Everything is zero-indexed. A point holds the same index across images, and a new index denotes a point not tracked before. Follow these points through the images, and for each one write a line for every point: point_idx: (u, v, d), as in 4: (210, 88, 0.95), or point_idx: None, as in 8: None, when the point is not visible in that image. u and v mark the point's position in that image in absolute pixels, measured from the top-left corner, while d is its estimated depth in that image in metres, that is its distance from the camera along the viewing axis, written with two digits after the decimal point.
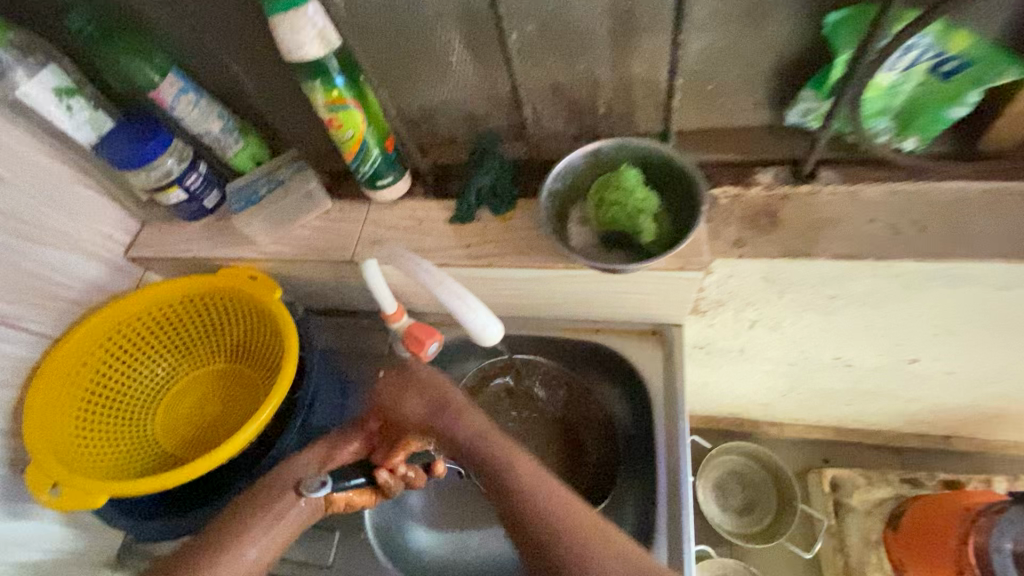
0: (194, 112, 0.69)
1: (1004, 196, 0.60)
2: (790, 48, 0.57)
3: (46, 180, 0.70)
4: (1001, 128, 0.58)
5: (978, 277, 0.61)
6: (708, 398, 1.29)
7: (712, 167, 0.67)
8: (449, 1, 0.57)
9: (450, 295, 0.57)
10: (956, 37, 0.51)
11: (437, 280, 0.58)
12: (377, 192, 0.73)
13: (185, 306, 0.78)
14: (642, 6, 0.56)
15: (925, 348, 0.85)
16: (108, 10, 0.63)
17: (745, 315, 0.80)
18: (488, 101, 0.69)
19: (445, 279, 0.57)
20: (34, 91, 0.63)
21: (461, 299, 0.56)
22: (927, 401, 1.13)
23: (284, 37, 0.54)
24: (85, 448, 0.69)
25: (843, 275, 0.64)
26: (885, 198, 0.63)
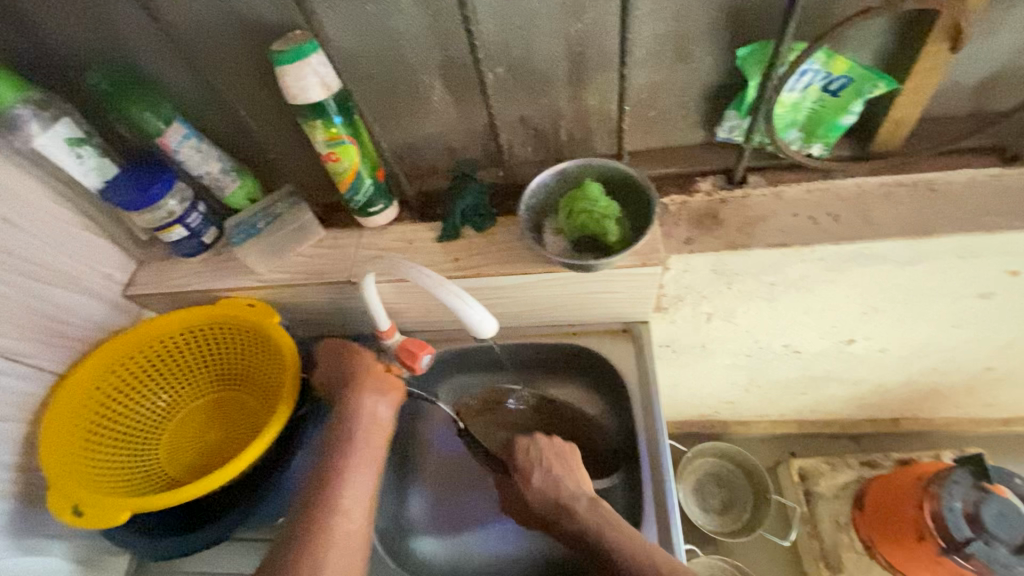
0: (196, 155, 0.76)
1: (898, 187, 0.74)
2: (713, 79, 0.70)
3: (53, 223, 0.74)
4: (885, 134, 0.72)
5: (885, 255, 0.74)
6: (680, 401, 1.38)
7: (660, 180, 0.79)
8: (431, 50, 0.68)
9: (450, 295, 0.65)
10: (837, 62, 0.63)
11: (437, 282, 0.65)
12: (370, 218, 0.81)
13: (185, 337, 0.82)
14: (592, 48, 0.68)
15: (858, 327, 0.97)
16: (122, 68, 0.71)
17: (702, 309, 0.91)
18: (466, 134, 0.79)
19: (445, 281, 0.65)
20: (49, 142, 0.68)
21: (459, 298, 0.64)
22: (872, 383, 1.25)
23: (290, 83, 0.63)
24: (95, 476, 0.71)
25: (778, 262, 0.76)
26: (804, 196, 0.75)
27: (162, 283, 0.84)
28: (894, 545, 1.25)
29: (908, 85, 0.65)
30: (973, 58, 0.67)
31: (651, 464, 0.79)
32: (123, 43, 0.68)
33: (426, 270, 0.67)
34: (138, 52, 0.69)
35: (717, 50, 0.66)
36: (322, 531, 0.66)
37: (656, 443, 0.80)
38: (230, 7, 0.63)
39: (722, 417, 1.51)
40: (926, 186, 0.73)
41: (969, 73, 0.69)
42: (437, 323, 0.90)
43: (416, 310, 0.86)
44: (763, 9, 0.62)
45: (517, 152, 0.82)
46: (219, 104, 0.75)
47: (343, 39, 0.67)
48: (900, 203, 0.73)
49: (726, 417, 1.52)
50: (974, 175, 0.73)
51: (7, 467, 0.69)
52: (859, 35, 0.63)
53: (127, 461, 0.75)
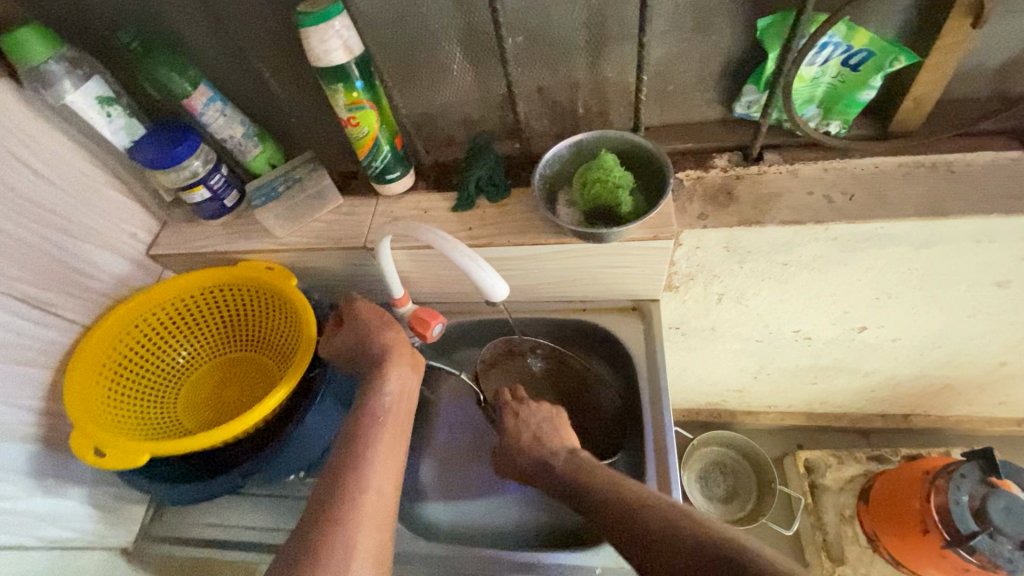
0: (220, 119, 0.78)
1: (916, 168, 0.73)
2: (732, 52, 0.70)
3: (82, 180, 0.77)
4: (905, 114, 0.72)
5: (900, 236, 0.74)
6: (687, 387, 1.38)
7: (675, 156, 0.79)
8: (451, 17, 0.69)
9: (464, 257, 0.66)
10: (858, 36, 0.63)
11: (453, 244, 0.67)
12: (387, 186, 0.82)
13: (205, 297, 0.84)
14: (611, 19, 0.68)
15: (870, 314, 0.97)
16: (152, 30, 0.73)
17: (713, 289, 0.92)
18: (484, 104, 0.80)
19: (459, 244, 0.67)
20: (79, 99, 0.71)
21: (472, 261, 0.66)
22: (883, 374, 1.24)
23: (314, 45, 0.64)
24: (117, 422, 0.74)
25: (791, 241, 0.76)
26: (821, 175, 0.75)
27: (183, 244, 0.86)
28: (899, 537, 1.25)
29: (930, 61, 0.65)
30: (998, 36, 0.66)
31: (654, 438, 0.81)
32: (153, 4, 0.70)
33: (441, 233, 0.69)
34: (167, 12, 0.71)
35: (737, 22, 0.66)
36: (325, 541, 0.61)
37: (660, 418, 0.81)
38: None
39: (730, 406, 1.51)
40: (944, 167, 0.73)
41: (994, 52, 0.68)
42: (448, 294, 0.92)
43: (428, 280, 0.88)
44: None
45: (534, 125, 0.82)
46: (244, 67, 0.77)
47: (367, 3, 0.68)
48: (918, 184, 0.72)
49: (733, 406, 1.52)
50: (995, 157, 0.72)
51: (34, 411, 0.72)
52: (882, 8, 0.63)
53: (148, 410, 0.78)
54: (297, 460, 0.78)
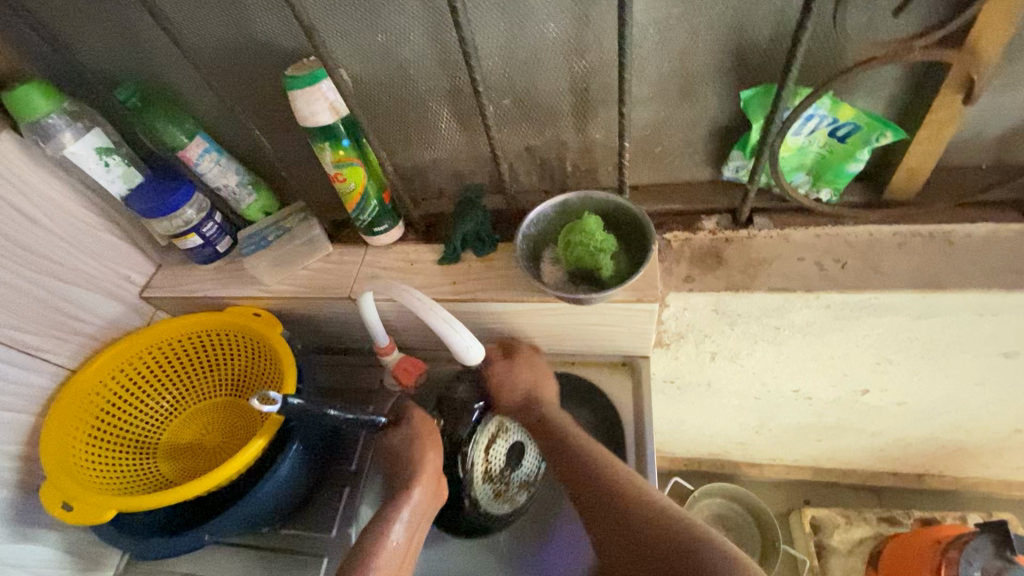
0: (215, 169, 0.79)
1: (913, 238, 0.70)
2: (718, 119, 0.69)
3: (78, 227, 0.79)
4: (899, 183, 0.70)
5: (895, 307, 0.71)
6: (687, 437, 1.34)
7: (663, 217, 0.78)
8: (439, 80, 0.70)
9: (439, 321, 0.66)
10: (844, 109, 0.62)
11: (428, 307, 0.66)
12: (375, 237, 0.82)
13: (192, 342, 0.84)
14: (596, 85, 0.68)
15: (872, 378, 0.93)
16: (152, 86, 0.75)
17: (705, 348, 0.89)
18: (472, 160, 0.80)
19: (435, 305, 0.66)
20: (79, 150, 0.72)
21: (448, 324, 0.66)
22: (891, 435, 1.18)
23: (300, 107, 0.65)
24: (93, 470, 0.74)
25: (782, 306, 0.74)
26: (813, 241, 0.73)
27: (176, 288, 0.87)
28: None
29: (921, 134, 0.63)
30: (993, 112, 0.64)
31: None
32: (152, 63, 0.72)
33: (419, 292, 0.68)
34: (165, 70, 0.73)
35: (723, 91, 0.66)
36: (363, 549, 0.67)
37: (645, 484, 0.77)
38: (250, 34, 0.67)
39: (733, 457, 1.45)
40: (943, 238, 0.70)
41: (991, 123, 0.66)
42: (435, 344, 0.90)
43: (414, 331, 0.87)
44: (768, 52, 0.61)
45: (523, 180, 0.82)
46: (239, 122, 0.78)
47: (355, 66, 0.69)
48: (913, 254, 0.70)
49: (737, 458, 1.46)
50: (997, 229, 0.69)
51: (11, 456, 0.73)
52: (870, 82, 0.62)
53: (126, 458, 0.78)
54: (275, 512, 0.78)
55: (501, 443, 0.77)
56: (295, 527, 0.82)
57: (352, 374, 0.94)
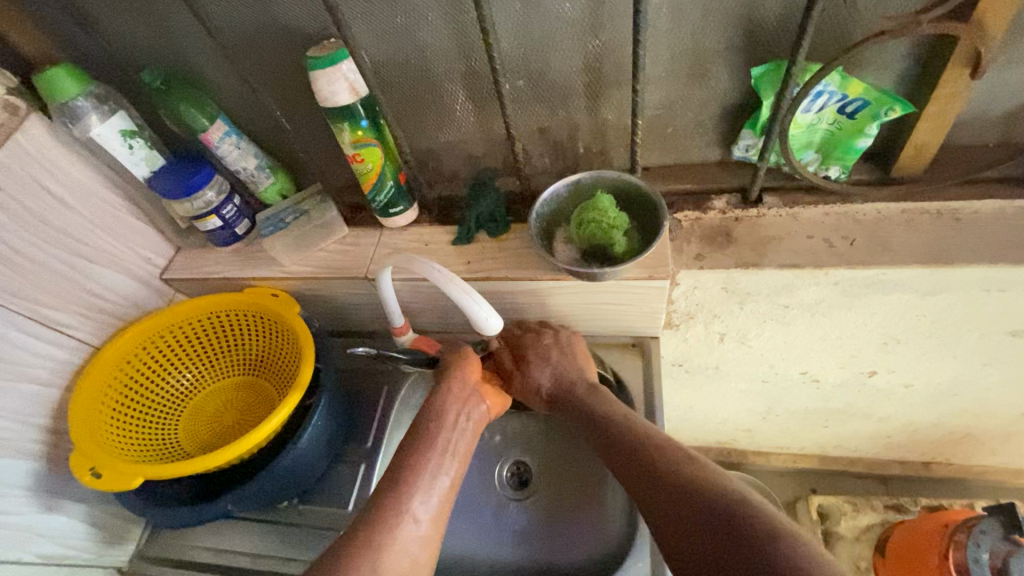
0: (235, 152, 0.81)
1: (919, 215, 0.72)
2: (729, 98, 0.71)
3: (102, 208, 0.81)
4: (906, 161, 0.71)
5: (903, 283, 0.72)
6: (694, 424, 1.35)
7: (674, 197, 0.80)
8: (456, 62, 0.71)
9: (459, 292, 0.67)
10: (853, 85, 0.63)
11: (448, 279, 0.68)
12: (390, 219, 0.84)
13: (212, 321, 0.86)
14: (609, 65, 0.70)
15: (879, 359, 0.94)
16: (175, 69, 0.77)
17: (714, 329, 0.90)
18: (486, 143, 0.82)
19: (455, 277, 0.67)
20: (105, 132, 0.74)
21: (468, 295, 0.67)
22: (898, 420, 1.19)
23: (321, 87, 0.67)
24: (118, 443, 0.76)
25: (791, 284, 0.75)
26: (821, 219, 0.74)
27: (196, 269, 0.89)
28: None
29: (929, 110, 0.65)
30: (998, 89, 0.66)
31: None
32: (177, 46, 0.74)
33: (437, 265, 0.69)
34: (189, 53, 0.75)
35: (734, 69, 0.67)
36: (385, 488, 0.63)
37: None
38: (273, 16, 0.69)
39: (740, 445, 1.46)
40: (949, 215, 0.71)
41: (996, 102, 0.67)
42: (447, 325, 0.92)
43: (427, 312, 0.89)
44: (779, 29, 0.63)
45: (535, 162, 0.84)
46: (259, 104, 0.80)
47: (375, 49, 0.71)
48: (921, 231, 0.71)
49: (744, 446, 1.47)
50: (1003, 206, 0.71)
51: (39, 428, 0.75)
52: (879, 59, 0.63)
53: (149, 432, 0.80)
54: (291, 488, 0.79)
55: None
56: (310, 503, 0.84)
57: (370, 357, 0.97)
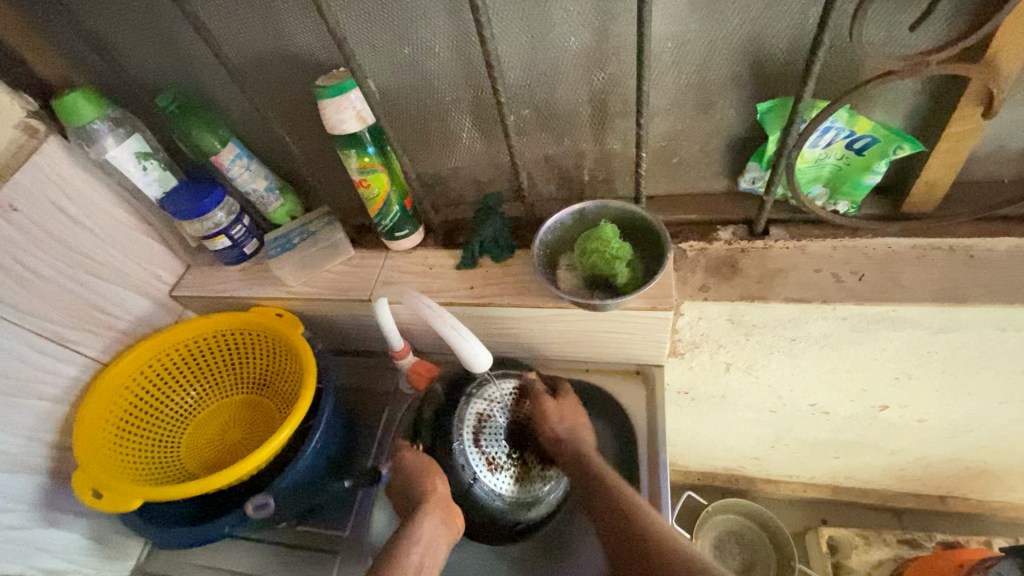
0: (245, 173, 0.82)
1: (932, 251, 0.70)
2: (735, 131, 0.70)
3: (114, 227, 0.82)
4: (917, 196, 0.70)
5: (914, 320, 0.71)
6: (701, 450, 1.32)
7: (679, 226, 0.79)
8: (463, 91, 0.72)
9: (446, 327, 0.68)
10: (861, 121, 0.62)
11: (437, 314, 0.69)
12: (396, 242, 0.84)
13: (217, 340, 0.87)
14: (615, 97, 0.70)
15: (890, 394, 0.92)
16: (190, 94, 0.79)
17: (720, 359, 0.89)
18: (491, 169, 0.82)
19: (444, 313, 0.69)
20: (120, 154, 0.76)
21: (456, 330, 0.68)
22: (911, 454, 1.16)
23: (330, 115, 0.68)
24: (121, 462, 0.77)
25: (798, 317, 0.74)
26: (829, 252, 0.73)
27: (204, 287, 0.90)
28: None
29: (942, 145, 0.63)
30: (1013, 126, 0.64)
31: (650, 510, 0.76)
32: (192, 73, 0.76)
33: (427, 299, 0.71)
34: (202, 79, 0.77)
35: (740, 102, 0.67)
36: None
37: (658, 490, 0.77)
38: (284, 45, 0.70)
39: (748, 472, 1.42)
40: (963, 252, 0.70)
41: (1011, 139, 0.66)
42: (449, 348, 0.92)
43: (430, 335, 0.89)
44: (786, 65, 0.62)
45: (540, 188, 0.84)
46: (270, 129, 0.82)
47: (384, 78, 0.72)
48: (932, 268, 0.69)
49: (752, 473, 1.43)
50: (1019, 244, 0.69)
51: (46, 444, 0.76)
52: (889, 95, 0.62)
53: (152, 450, 0.81)
54: (289, 510, 0.79)
55: (489, 429, 0.73)
56: (309, 524, 0.84)
57: (372, 377, 0.97)
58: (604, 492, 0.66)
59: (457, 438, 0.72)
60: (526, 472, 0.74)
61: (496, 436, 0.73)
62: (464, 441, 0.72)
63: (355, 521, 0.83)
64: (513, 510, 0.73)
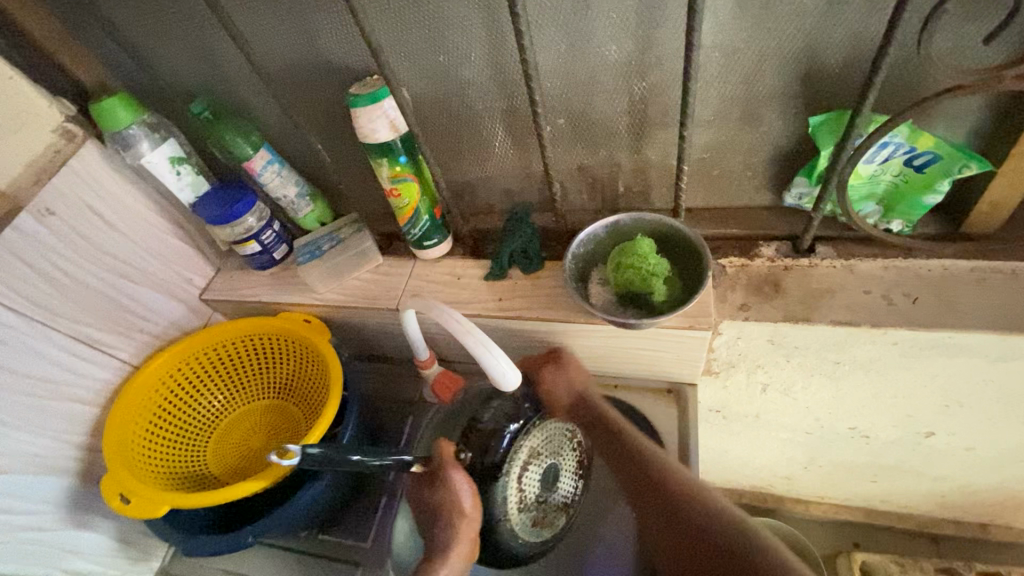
0: (276, 179, 0.82)
1: (992, 275, 0.66)
2: (781, 144, 0.67)
3: (147, 230, 0.83)
4: (977, 217, 0.65)
5: (971, 347, 0.67)
6: (728, 467, 1.27)
7: (718, 242, 0.76)
8: (497, 100, 0.70)
9: (476, 343, 0.66)
10: (923, 137, 0.59)
11: (466, 329, 0.67)
12: (424, 251, 0.83)
13: (245, 345, 0.87)
14: (655, 107, 0.67)
15: (937, 420, 0.87)
16: (223, 99, 0.79)
17: (756, 379, 0.85)
18: (523, 178, 0.80)
19: (474, 329, 0.67)
20: (155, 159, 0.77)
21: (486, 347, 0.66)
22: (955, 481, 1.10)
23: (362, 124, 0.67)
24: (149, 466, 0.77)
25: (844, 341, 0.70)
26: (880, 273, 0.69)
27: (233, 292, 0.90)
28: None
29: (1006, 165, 0.59)
30: None
31: None
32: (226, 79, 0.76)
33: (456, 314, 0.69)
34: (236, 85, 0.76)
35: (789, 115, 0.63)
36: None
37: None
38: (318, 52, 0.69)
39: (777, 491, 1.37)
40: None
41: None
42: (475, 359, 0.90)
43: (456, 345, 0.87)
44: (841, 76, 0.59)
45: (572, 199, 0.82)
46: (301, 135, 0.81)
47: (417, 85, 0.70)
48: (993, 292, 0.65)
49: (782, 492, 1.38)
50: None
51: (76, 446, 0.77)
52: (952, 109, 0.58)
53: (179, 456, 0.81)
54: (313, 519, 0.78)
55: (534, 467, 0.72)
56: (331, 534, 0.83)
57: (396, 385, 0.96)
58: (637, 471, 0.65)
59: (502, 472, 0.71)
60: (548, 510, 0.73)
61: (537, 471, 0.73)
62: (507, 471, 0.71)
63: (377, 529, 0.82)
64: (530, 538, 0.72)
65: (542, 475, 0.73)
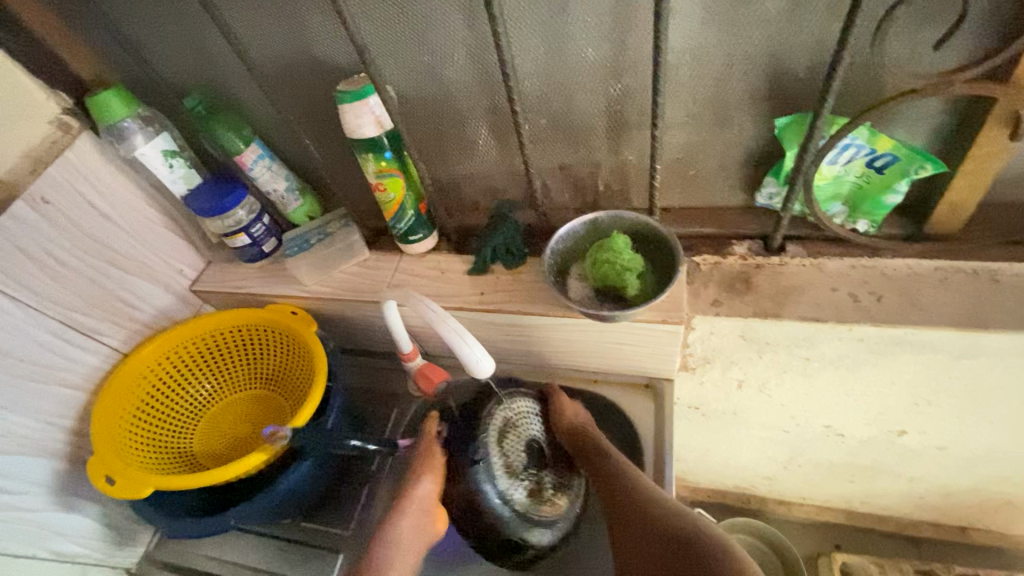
0: (267, 173, 0.85)
1: (954, 274, 0.68)
2: (752, 145, 0.70)
3: (139, 221, 0.85)
4: (939, 218, 0.68)
5: (934, 344, 0.69)
6: (711, 466, 1.29)
7: (693, 240, 0.78)
8: (480, 98, 0.73)
9: (451, 332, 0.69)
10: (882, 139, 0.61)
11: (442, 318, 0.70)
12: (409, 245, 0.85)
13: (232, 334, 0.89)
14: (631, 107, 0.70)
15: (908, 418, 0.89)
16: (216, 94, 0.81)
17: (732, 375, 0.87)
18: (507, 176, 0.83)
19: (449, 318, 0.69)
20: (148, 151, 0.79)
21: (460, 336, 0.68)
22: (932, 482, 1.12)
23: (348, 119, 0.70)
24: (135, 449, 0.79)
25: (813, 336, 0.72)
26: (847, 271, 0.71)
27: (222, 283, 0.92)
28: None
29: (963, 168, 0.62)
30: None
31: None
32: (219, 75, 0.78)
33: (434, 304, 0.72)
34: (228, 81, 0.79)
35: (758, 117, 0.66)
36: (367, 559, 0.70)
37: None
38: (307, 50, 0.72)
39: (760, 491, 1.39)
40: (987, 276, 0.67)
41: None
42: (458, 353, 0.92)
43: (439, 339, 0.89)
44: (805, 80, 0.62)
45: (554, 197, 0.84)
46: (292, 131, 0.83)
47: (403, 84, 0.73)
48: (954, 291, 0.68)
49: (764, 493, 1.39)
50: None
51: (65, 429, 0.78)
52: (911, 113, 0.61)
53: (165, 442, 0.83)
54: (296, 505, 0.80)
55: (513, 436, 0.73)
56: (314, 521, 0.85)
57: (380, 378, 0.98)
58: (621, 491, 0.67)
59: (482, 448, 0.71)
60: (542, 486, 0.73)
61: (517, 442, 0.73)
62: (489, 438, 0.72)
63: (359, 519, 0.84)
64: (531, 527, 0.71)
65: (523, 450, 0.73)
